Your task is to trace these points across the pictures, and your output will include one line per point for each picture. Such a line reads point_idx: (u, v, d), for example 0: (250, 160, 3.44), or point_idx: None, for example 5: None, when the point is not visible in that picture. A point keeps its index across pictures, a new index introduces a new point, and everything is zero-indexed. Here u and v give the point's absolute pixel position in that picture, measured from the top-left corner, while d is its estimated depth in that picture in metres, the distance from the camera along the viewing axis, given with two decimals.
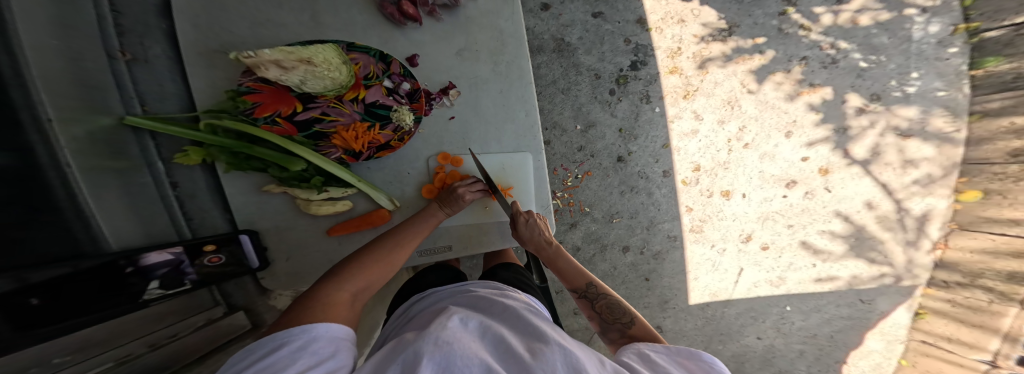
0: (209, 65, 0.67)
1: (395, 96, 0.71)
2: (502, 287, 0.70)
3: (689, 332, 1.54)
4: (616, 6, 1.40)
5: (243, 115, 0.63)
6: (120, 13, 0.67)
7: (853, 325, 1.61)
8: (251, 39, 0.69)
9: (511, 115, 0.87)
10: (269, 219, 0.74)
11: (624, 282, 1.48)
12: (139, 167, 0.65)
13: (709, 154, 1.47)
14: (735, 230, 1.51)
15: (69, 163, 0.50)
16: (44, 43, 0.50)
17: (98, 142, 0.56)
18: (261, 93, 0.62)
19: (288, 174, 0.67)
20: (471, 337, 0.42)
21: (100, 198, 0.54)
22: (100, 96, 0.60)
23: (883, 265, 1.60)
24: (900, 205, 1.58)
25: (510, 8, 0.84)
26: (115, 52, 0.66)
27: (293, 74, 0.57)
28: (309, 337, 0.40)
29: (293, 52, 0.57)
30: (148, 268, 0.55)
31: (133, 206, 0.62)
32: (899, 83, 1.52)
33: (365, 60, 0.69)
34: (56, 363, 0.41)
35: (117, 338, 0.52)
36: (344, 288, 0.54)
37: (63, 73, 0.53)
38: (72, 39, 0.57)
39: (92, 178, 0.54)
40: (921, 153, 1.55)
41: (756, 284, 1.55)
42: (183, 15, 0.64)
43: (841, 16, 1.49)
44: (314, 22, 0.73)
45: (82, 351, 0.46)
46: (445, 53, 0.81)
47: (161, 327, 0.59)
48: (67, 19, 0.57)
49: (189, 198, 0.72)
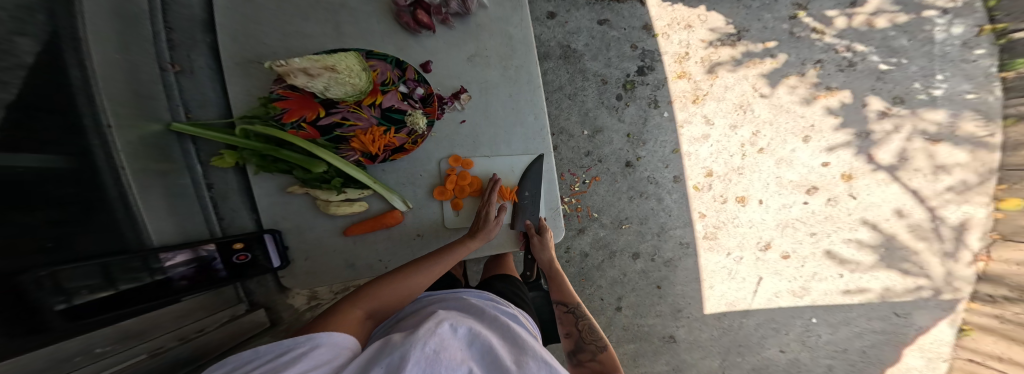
0: (245, 74, 0.72)
1: (410, 101, 0.75)
2: (495, 298, 0.71)
3: (705, 343, 1.47)
4: (622, 13, 1.43)
5: (273, 120, 0.67)
6: (173, 29, 0.75)
7: (888, 340, 1.49)
8: (281, 48, 0.74)
9: (520, 118, 0.88)
10: (291, 219, 0.75)
11: (634, 289, 1.43)
12: (181, 169, 0.70)
13: (722, 160, 1.44)
14: (753, 238, 1.45)
15: (122, 165, 0.54)
16: (110, 58, 0.56)
17: (150, 147, 0.61)
18: (289, 99, 0.67)
19: (311, 175, 0.69)
20: (459, 345, 0.43)
21: (146, 195, 0.59)
22: (153, 105, 0.65)
23: (918, 277, 1.49)
24: (934, 214, 1.49)
25: (519, 15, 0.88)
26: (167, 65, 0.72)
27: (318, 81, 0.61)
28: (312, 344, 0.43)
29: (320, 60, 0.60)
30: (176, 266, 0.59)
31: (173, 205, 0.66)
32: (924, 85, 1.47)
33: (382, 67, 0.72)
34: (98, 352, 0.45)
35: (150, 331, 0.55)
36: (355, 306, 0.56)
37: (126, 83, 0.59)
38: (132, 52, 0.63)
39: (142, 179, 0.58)
40: (953, 158, 1.48)
41: (777, 294, 1.47)
42: (224, 28, 0.70)
43: (856, 19, 1.47)
44: (337, 32, 0.77)
45: (120, 343, 0.49)
46: (456, 59, 0.84)
47: (189, 322, 0.63)
48: (130, 33, 0.64)
49: (221, 199, 0.78)
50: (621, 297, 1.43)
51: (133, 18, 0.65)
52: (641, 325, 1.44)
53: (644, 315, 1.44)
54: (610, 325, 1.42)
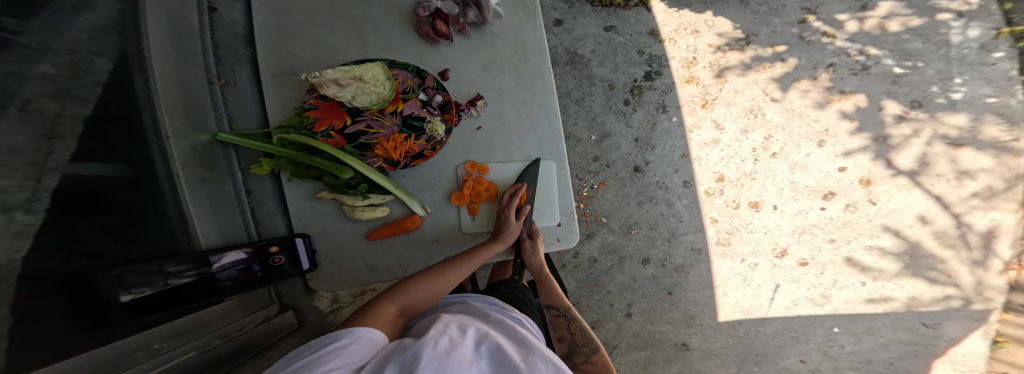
0: (280, 85, 0.75)
1: (429, 108, 0.77)
2: (498, 302, 0.70)
3: (720, 351, 1.43)
4: (628, 20, 1.45)
5: (306, 129, 0.70)
6: (218, 44, 0.78)
7: (916, 352, 1.43)
8: (310, 59, 0.77)
9: (533, 124, 0.90)
10: (318, 223, 0.77)
11: (645, 295, 1.41)
12: (222, 177, 0.71)
13: (734, 164, 1.43)
14: (768, 244, 1.42)
15: (177, 172, 0.60)
16: (168, 75, 0.62)
17: (201, 156, 0.66)
18: (319, 109, 0.70)
19: (339, 181, 0.72)
20: (470, 344, 0.43)
21: (196, 200, 0.63)
22: (201, 116, 0.68)
23: (946, 286, 1.43)
24: (960, 220, 1.44)
25: (532, 23, 0.90)
26: (213, 79, 0.75)
27: (347, 90, 0.65)
28: (352, 337, 0.45)
29: (349, 71, 0.65)
30: (222, 268, 0.61)
31: (215, 211, 0.68)
32: (943, 89, 1.44)
33: (403, 76, 0.76)
34: (157, 347, 0.48)
35: (199, 329, 0.57)
36: (391, 302, 0.58)
37: (179, 96, 0.64)
38: (185, 66, 0.68)
39: (192, 185, 0.63)
40: (977, 163, 1.44)
41: (795, 302, 1.43)
42: (262, 42, 0.75)
43: (867, 23, 1.46)
44: (362, 43, 0.80)
45: (174, 340, 0.51)
46: (472, 67, 0.87)
47: (230, 321, 0.64)
48: (183, 50, 0.68)
49: (258, 204, 0.79)
50: (631, 303, 1.40)
51: (185, 35, 0.69)
52: (652, 332, 1.41)
53: (655, 322, 1.41)
54: (620, 332, 1.40)
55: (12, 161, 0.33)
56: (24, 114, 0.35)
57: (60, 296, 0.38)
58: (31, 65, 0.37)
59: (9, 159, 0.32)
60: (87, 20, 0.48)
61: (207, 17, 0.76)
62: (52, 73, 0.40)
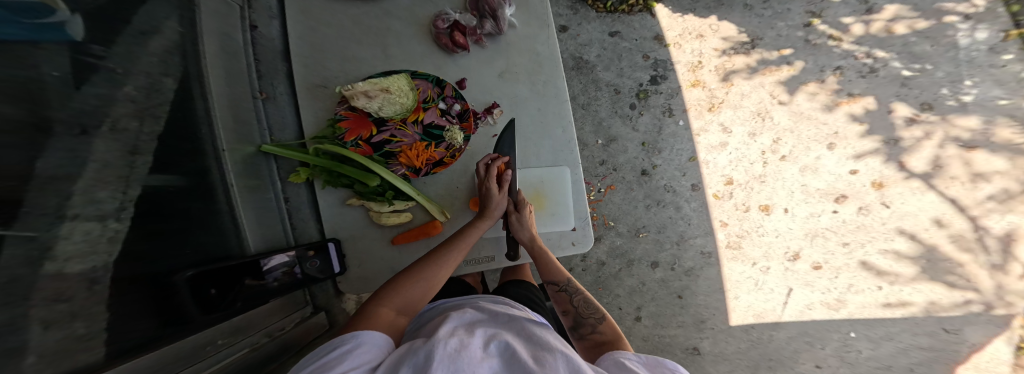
0: (313, 97, 0.79)
1: (448, 116, 0.80)
2: (508, 302, 0.71)
3: (732, 356, 1.41)
4: (633, 25, 1.47)
5: (337, 139, 0.76)
6: (259, 60, 0.81)
7: (937, 358, 1.40)
8: (337, 72, 0.80)
9: (547, 131, 0.92)
10: (347, 229, 0.80)
11: (654, 298, 1.40)
12: (264, 186, 0.76)
13: (742, 167, 1.43)
14: (780, 247, 1.42)
15: (230, 181, 0.67)
16: (221, 92, 0.69)
17: (246, 166, 0.71)
18: (348, 119, 0.76)
19: (368, 189, 0.76)
20: (478, 344, 0.45)
21: (245, 206, 0.70)
22: (245, 129, 0.73)
23: (965, 290, 1.41)
24: (977, 223, 1.42)
25: (546, 33, 0.93)
26: (257, 93, 0.78)
27: (374, 102, 0.71)
28: (357, 341, 0.47)
29: (377, 83, 0.71)
30: (269, 270, 0.65)
31: (258, 217, 0.73)
32: (953, 91, 1.44)
33: (424, 85, 0.80)
34: (217, 344, 0.56)
35: (250, 327, 0.64)
36: (388, 305, 0.59)
37: (228, 111, 0.69)
38: (233, 83, 0.73)
39: (241, 193, 0.69)
40: (991, 165, 1.43)
41: (809, 306, 1.41)
42: (296, 57, 0.78)
43: (873, 26, 1.48)
44: (384, 55, 0.83)
45: (230, 337, 0.59)
46: (488, 76, 0.90)
47: (275, 320, 0.71)
48: (231, 67, 0.73)
49: (295, 210, 0.83)
50: (640, 306, 1.40)
51: (231, 53, 0.74)
52: (662, 336, 1.40)
53: (666, 326, 1.40)
54: (629, 336, 1.39)
55: (106, 174, 0.42)
56: (113, 132, 0.45)
57: (137, 296, 0.46)
58: (117, 87, 0.47)
59: (103, 173, 0.42)
60: (157, 43, 0.56)
61: (248, 34, 0.78)
62: (133, 95, 0.49)
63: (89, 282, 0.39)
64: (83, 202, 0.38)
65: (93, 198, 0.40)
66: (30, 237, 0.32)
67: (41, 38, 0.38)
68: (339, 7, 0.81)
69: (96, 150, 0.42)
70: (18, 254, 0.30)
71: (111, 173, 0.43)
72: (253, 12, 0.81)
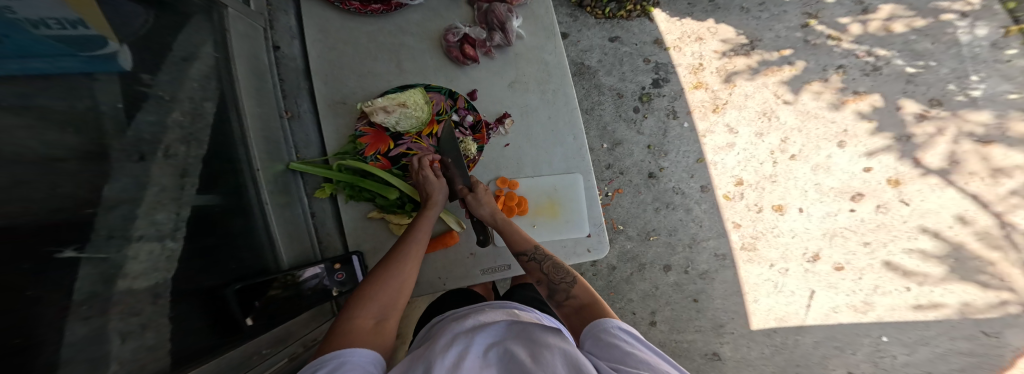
0: (335, 114, 0.82)
1: (461, 128, 0.86)
2: (518, 306, 0.70)
3: (756, 361, 1.35)
4: (632, 30, 1.50)
5: (358, 154, 0.81)
6: (283, 80, 0.82)
7: (980, 364, 1.32)
8: (355, 87, 0.84)
9: (559, 139, 0.94)
10: (370, 241, 0.85)
11: (669, 303, 1.37)
12: (293, 202, 0.80)
13: (752, 168, 1.42)
14: (798, 248, 1.38)
15: (264, 200, 0.71)
16: (253, 113, 0.71)
17: (276, 184, 0.75)
18: (367, 135, 0.81)
19: (388, 202, 0.82)
20: (478, 351, 0.47)
21: (278, 222, 0.74)
22: (275, 148, 0.76)
23: (1000, 290, 1.34)
24: (1003, 220, 1.37)
25: (553, 43, 0.96)
26: (282, 112, 0.80)
27: (392, 116, 0.77)
28: (340, 360, 0.48)
29: (395, 99, 0.77)
30: (302, 281, 0.71)
31: (288, 232, 0.76)
32: (960, 86, 1.44)
33: (438, 98, 0.85)
34: (261, 353, 0.62)
35: (288, 337, 0.70)
36: (364, 314, 0.58)
37: (258, 132, 0.72)
38: (263, 103, 0.75)
39: (273, 210, 0.73)
40: (1010, 160, 1.40)
41: (834, 310, 1.36)
42: (318, 76, 0.82)
43: (870, 25, 1.49)
44: (398, 69, 0.87)
45: (272, 347, 0.65)
46: (498, 86, 0.93)
47: (309, 330, 0.76)
48: (260, 88, 0.75)
49: (320, 225, 0.85)
50: (655, 311, 1.36)
51: (259, 74, 0.75)
52: (680, 341, 1.35)
53: (683, 332, 1.35)
54: None
55: (163, 196, 0.48)
56: (166, 157, 0.50)
57: (191, 308, 0.51)
58: (165, 114, 0.50)
59: (160, 195, 0.47)
60: (196, 68, 0.59)
61: (272, 55, 0.80)
62: (179, 121, 0.53)
63: (155, 296, 0.44)
64: (146, 225, 0.44)
65: (154, 220, 0.45)
66: (103, 258, 0.38)
67: (94, 69, 0.40)
68: (356, 26, 0.85)
69: (153, 175, 0.47)
70: (92, 274, 0.36)
71: (167, 195, 0.49)
72: (275, 33, 0.82)
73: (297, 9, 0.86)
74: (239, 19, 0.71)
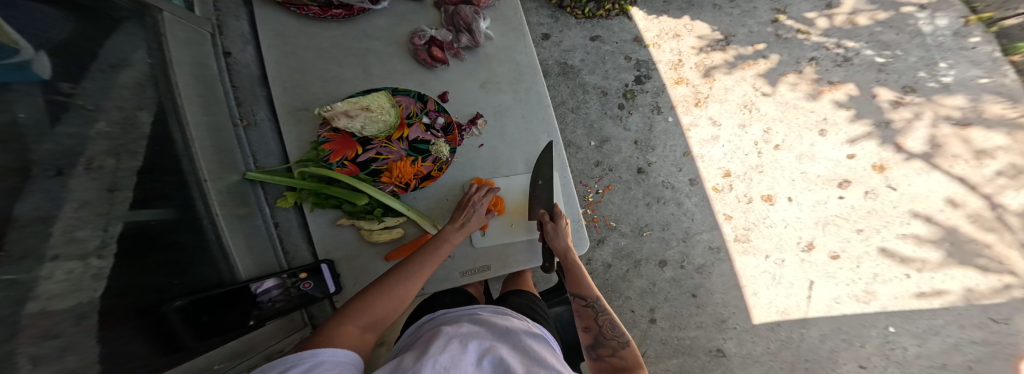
0: (296, 121, 0.80)
1: (433, 131, 0.84)
2: (510, 313, 0.64)
3: (763, 357, 1.27)
4: (613, 29, 1.53)
5: (322, 161, 0.77)
6: (237, 87, 0.81)
7: (996, 353, 1.25)
8: (321, 93, 0.82)
9: (534, 138, 0.93)
10: (342, 249, 0.83)
11: (667, 299, 1.30)
12: (253, 212, 0.76)
13: (738, 159, 1.41)
14: (792, 238, 1.34)
15: (216, 211, 0.65)
16: (199, 121, 0.67)
17: (233, 194, 0.71)
18: (333, 141, 0.78)
19: (357, 208, 0.77)
20: (471, 359, 0.42)
21: (233, 235, 0.68)
22: (230, 157, 0.73)
23: (1001, 274, 1.31)
24: (993, 201, 1.36)
25: (523, 43, 0.96)
26: (237, 121, 0.78)
27: (356, 121, 0.73)
28: (316, 360, 0.42)
29: (357, 102, 0.73)
30: (262, 293, 0.66)
31: (250, 243, 0.72)
32: (931, 73, 1.47)
33: (407, 101, 0.83)
34: (216, 368, 0.53)
35: (248, 351, 0.61)
36: (354, 323, 0.54)
37: (209, 141, 0.68)
38: (211, 112, 0.71)
39: (229, 222, 0.68)
40: (991, 142, 1.40)
41: (837, 300, 1.30)
42: (277, 83, 0.80)
43: (836, 19, 1.54)
44: (366, 73, 0.85)
45: (228, 362, 0.56)
46: (470, 88, 0.92)
47: (274, 342, 0.68)
48: (208, 95, 0.72)
49: (286, 234, 0.82)
50: (654, 309, 1.30)
51: (208, 81, 0.73)
52: (682, 338, 1.28)
53: (684, 330, 1.28)
54: (644, 341, 1.27)
55: (86, 212, 0.42)
56: (90, 171, 0.44)
57: (129, 325, 0.45)
58: (89, 125, 0.45)
59: (81, 212, 0.41)
60: (127, 76, 0.54)
61: (223, 61, 0.79)
62: (106, 132, 0.48)
63: (77, 317, 0.38)
64: (62, 242, 0.38)
65: (73, 238, 0.40)
66: (14, 281, 0.31)
67: (9, 79, 0.36)
68: (317, 31, 0.84)
69: (71, 190, 0.41)
70: (5, 297, 0.29)
71: (92, 211, 0.43)
72: (224, 38, 0.82)
73: (249, 15, 0.86)
74: (180, 25, 0.70)
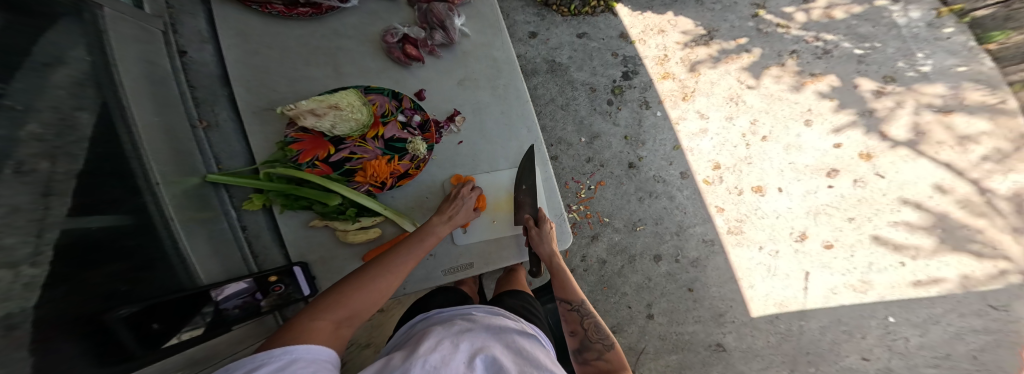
0: (262, 121, 0.77)
1: (409, 129, 0.81)
2: (506, 314, 0.60)
3: (764, 351, 1.23)
4: (599, 26, 1.53)
5: (291, 162, 0.74)
6: (194, 87, 0.80)
7: (998, 341, 1.22)
8: (289, 93, 0.80)
9: (514, 134, 0.91)
10: (316, 251, 0.80)
11: (664, 294, 1.27)
12: (218, 216, 0.73)
13: (727, 151, 1.40)
14: (785, 228, 1.32)
15: (172, 216, 0.62)
16: (151, 123, 0.64)
17: (192, 199, 0.68)
18: (302, 141, 0.75)
19: (328, 209, 0.74)
20: (461, 359, 0.38)
21: (192, 239, 0.64)
22: (189, 159, 0.71)
23: (996, 259, 1.29)
24: (981, 186, 1.36)
25: (500, 40, 0.95)
26: (195, 122, 0.77)
27: (325, 119, 0.70)
28: (290, 358, 0.38)
29: (323, 101, 0.69)
30: (226, 299, 0.61)
31: (214, 248, 0.69)
32: (909, 63, 1.48)
33: (381, 99, 0.81)
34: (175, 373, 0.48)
35: (211, 358, 0.56)
36: (328, 316, 0.49)
37: (164, 144, 0.66)
38: (165, 112, 0.69)
39: (188, 226, 0.65)
40: (974, 128, 1.41)
41: (834, 291, 1.27)
42: (239, 82, 0.78)
43: (813, 13, 1.56)
44: (337, 72, 0.84)
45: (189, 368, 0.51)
46: (447, 84, 0.90)
47: (243, 348, 0.63)
48: (161, 97, 0.70)
49: (254, 237, 0.79)
50: (650, 304, 1.25)
51: (160, 81, 0.71)
52: (681, 334, 1.24)
53: (682, 325, 1.24)
54: (642, 338, 1.23)
55: (18, 218, 0.36)
56: (20, 175, 0.38)
57: (75, 327, 0.40)
58: (20, 126, 0.40)
59: (13, 217, 0.35)
60: (63, 74, 0.50)
61: (177, 61, 0.78)
62: (39, 134, 0.43)
63: (7, 327, 0.31)
64: None
65: (2, 245, 0.33)
66: None
67: None
68: (285, 31, 0.83)
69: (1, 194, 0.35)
70: None
71: (22, 217, 0.37)
72: (178, 37, 0.81)
73: (207, 14, 0.86)
74: (126, 24, 0.68)
